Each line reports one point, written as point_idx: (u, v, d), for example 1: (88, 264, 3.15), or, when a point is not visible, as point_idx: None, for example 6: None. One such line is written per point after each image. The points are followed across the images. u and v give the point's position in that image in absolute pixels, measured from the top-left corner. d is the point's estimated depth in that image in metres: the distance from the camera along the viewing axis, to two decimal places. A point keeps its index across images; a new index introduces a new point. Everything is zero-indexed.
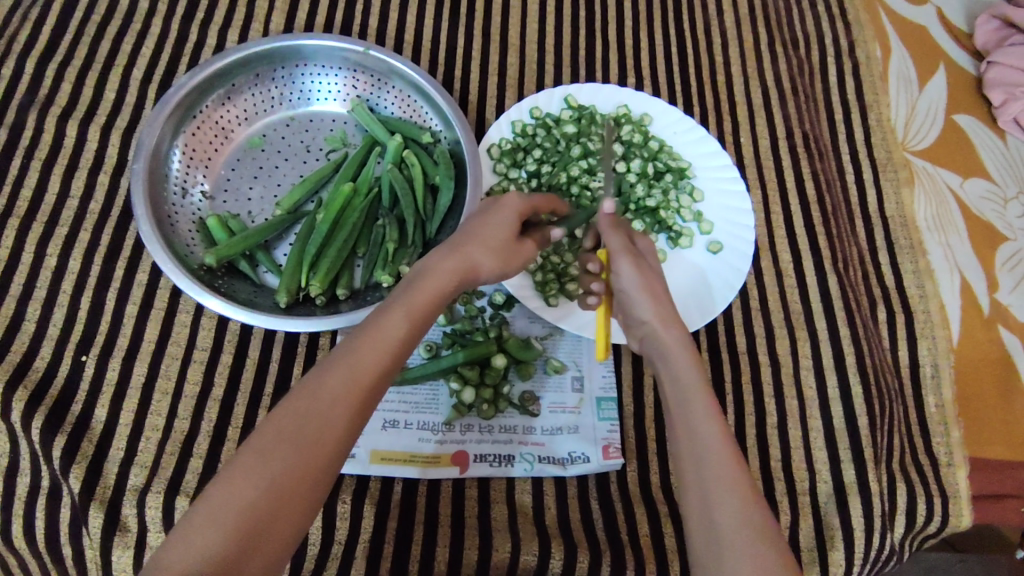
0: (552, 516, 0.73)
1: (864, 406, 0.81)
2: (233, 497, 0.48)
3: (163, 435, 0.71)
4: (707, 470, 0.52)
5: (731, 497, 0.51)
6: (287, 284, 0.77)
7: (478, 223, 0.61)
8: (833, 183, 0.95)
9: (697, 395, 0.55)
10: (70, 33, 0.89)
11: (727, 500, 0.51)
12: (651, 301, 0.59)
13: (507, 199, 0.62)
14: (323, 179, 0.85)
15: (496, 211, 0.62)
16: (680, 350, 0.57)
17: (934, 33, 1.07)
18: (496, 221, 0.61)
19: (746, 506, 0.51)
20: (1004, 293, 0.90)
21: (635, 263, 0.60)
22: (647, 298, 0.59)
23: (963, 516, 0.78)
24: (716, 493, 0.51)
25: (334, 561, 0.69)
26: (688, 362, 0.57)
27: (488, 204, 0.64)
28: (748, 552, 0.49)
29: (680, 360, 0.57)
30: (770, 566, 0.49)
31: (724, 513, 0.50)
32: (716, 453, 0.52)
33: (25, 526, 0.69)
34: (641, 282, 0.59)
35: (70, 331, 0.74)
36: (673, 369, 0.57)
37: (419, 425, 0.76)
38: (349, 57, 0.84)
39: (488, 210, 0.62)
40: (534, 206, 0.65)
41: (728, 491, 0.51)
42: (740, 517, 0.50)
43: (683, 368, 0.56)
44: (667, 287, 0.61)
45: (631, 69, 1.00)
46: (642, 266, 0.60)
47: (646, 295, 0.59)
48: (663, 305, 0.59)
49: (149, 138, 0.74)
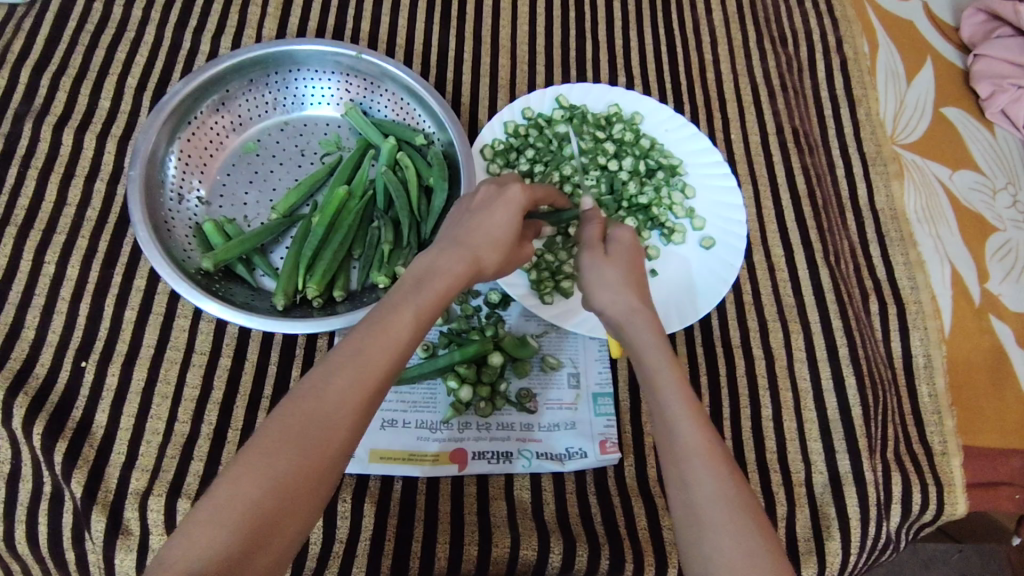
0: (551, 511, 0.74)
1: (857, 397, 0.82)
2: (237, 496, 0.48)
3: (164, 438, 0.72)
4: (681, 454, 0.53)
5: (707, 479, 0.52)
6: (285, 287, 0.78)
7: (485, 216, 0.61)
8: (824, 177, 0.96)
9: (666, 379, 0.56)
10: (64, 42, 0.90)
11: (704, 482, 0.52)
12: (614, 293, 0.61)
13: (511, 192, 0.62)
14: (318, 182, 0.85)
15: (498, 207, 0.61)
16: (648, 336, 0.59)
17: (920, 27, 1.08)
18: (499, 217, 0.61)
19: (724, 486, 0.52)
20: (994, 283, 0.91)
21: (596, 260, 0.63)
22: (609, 291, 0.61)
23: (958, 505, 0.78)
24: (693, 476, 0.53)
25: (335, 560, 0.69)
26: (655, 346, 0.58)
27: (491, 192, 0.63)
28: (728, 533, 0.51)
29: (649, 345, 0.58)
30: (749, 537, 0.50)
31: (702, 496, 0.52)
32: (688, 435, 0.54)
33: (28, 532, 0.70)
34: (603, 277, 0.62)
35: (70, 338, 0.75)
36: (641, 356, 0.58)
37: (417, 424, 0.76)
38: (341, 61, 0.85)
39: (491, 203, 0.62)
40: (535, 198, 0.65)
41: (704, 473, 0.52)
42: (718, 498, 0.52)
43: (650, 352, 0.58)
44: (636, 275, 0.63)
45: (621, 69, 1.01)
46: (603, 260, 0.63)
47: (608, 289, 0.61)
48: (625, 293, 0.61)
49: (145, 144, 0.75)
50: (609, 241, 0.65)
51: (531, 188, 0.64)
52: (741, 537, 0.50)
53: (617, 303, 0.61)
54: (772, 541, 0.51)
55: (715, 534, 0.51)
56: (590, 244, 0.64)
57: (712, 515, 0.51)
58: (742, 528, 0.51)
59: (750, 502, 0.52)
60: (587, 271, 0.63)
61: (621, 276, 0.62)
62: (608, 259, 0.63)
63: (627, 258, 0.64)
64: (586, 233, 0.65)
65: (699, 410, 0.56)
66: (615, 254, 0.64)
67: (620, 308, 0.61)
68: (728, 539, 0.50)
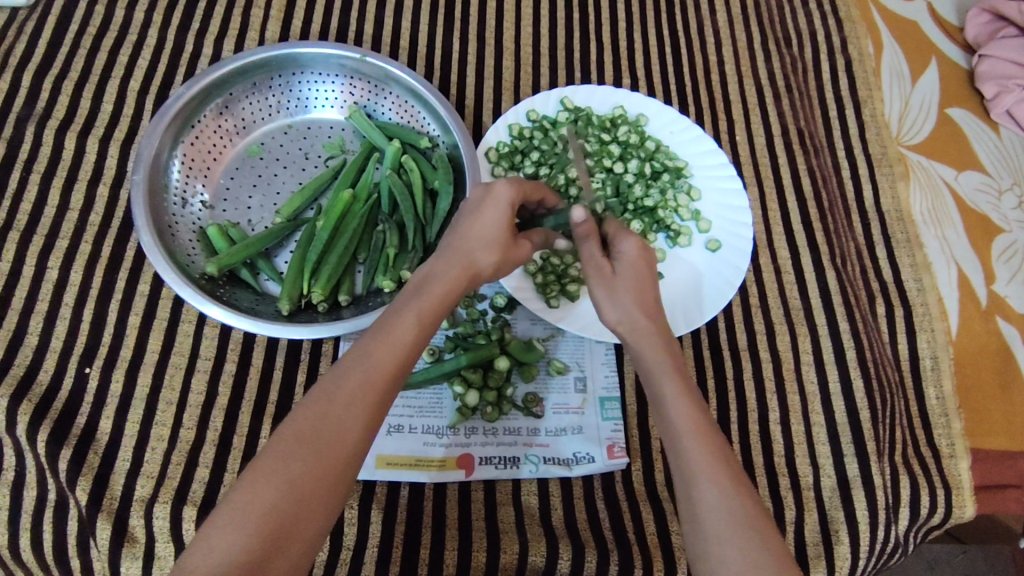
0: (559, 516, 0.74)
1: (865, 399, 0.82)
2: (254, 500, 0.49)
3: (169, 445, 0.71)
4: (685, 467, 0.56)
5: (712, 491, 0.54)
6: (289, 292, 0.78)
7: (473, 217, 0.60)
8: (829, 179, 0.96)
9: (670, 396, 0.59)
10: (66, 45, 0.89)
11: (708, 495, 0.54)
12: (620, 312, 0.63)
13: (499, 191, 0.61)
14: (322, 186, 0.85)
15: (487, 209, 0.60)
16: (651, 352, 0.61)
17: (924, 27, 1.07)
18: (490, 217, 0.60)
19: (728, 498, 0.54)
20: (1002, 284, 0.90)
21: (601, 280, 0.63)
22: (616, 309, 0.63)
23: (966, 507, 0.78)
24: (698, 489, 0.55)
25: (343, 567, 0.69)
26: (658, 361, 0.60)
27: (480, 194, 0.62)
28: (735, 545, 0.52)
29: (655, 361, 0.61)
30: (755, 550, 0.52)
31: (707, 510, 0.54)
32: (693, 449, 0.56)
33: (32, 540, 0.69)
34: (606, 295, 0.63)
35: (73, 344, 0.74)
36: (646, 373, 0.61)
37: (424, 430, 0.76)
38: (345, 64, 0.84)
39: (480, 204, 0.61)
40: (524, 194, 0.64)
41: (708, 487, 0.55)
42: (723, 511, 0.54)
43: (655, 368, 0.60)
44: (651, 289, 0.64)
45: (625, 70, 1.00)
46: (609, 280, 0.63)
47: (612, 306, 0.63)
48: (631, 312, 0.62)
49: (148, 148, 0.75)
50: (617, 256, 0.64)
51: (519, 182, 0.62)
52: (746, 546, 0.52)
53: (620, 318, 0.63)
54: (780, 552, 0.53)
55: (720, 546, 0.53)
56: (592, 262, 0.64)
57: (717, 527, 0.53)
58: (747, 542, 0.52)
59: (755, 511, 0.54)
60: (593, 289, 0.64)
61: (626, 294, 0.63)
62: (613, 277, 0.63)
63: (631, 272, 0.63)
64: (584, 251, 0.64)
65: (705, 423, 0.58)
66: (620, 270, 0.63)
67: (623, 325, 0.63)
68: (734, 550, 0.52)
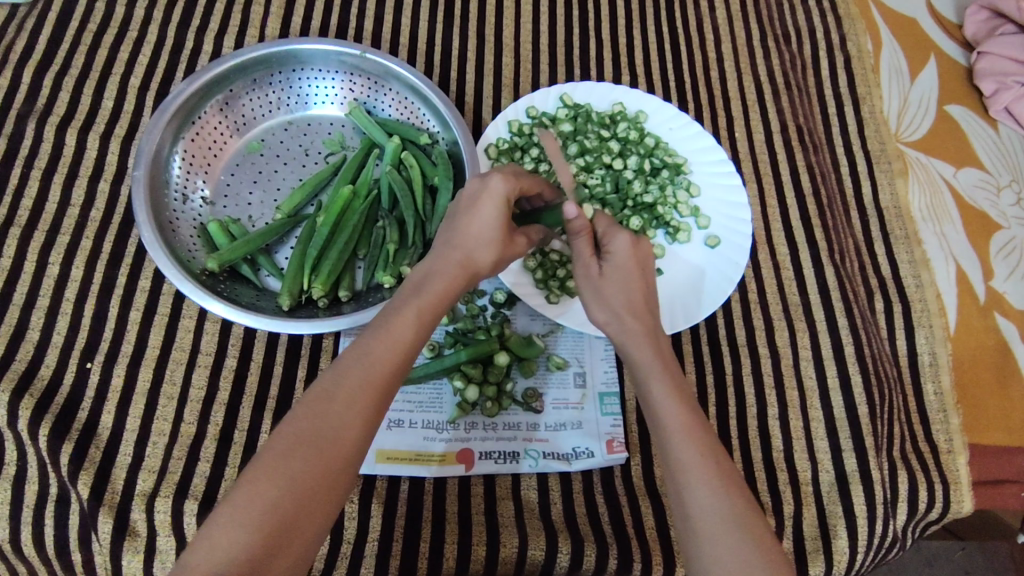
0: (558, 511, 0.74)
1: (863, 396, 0.82)
2: (256, 497, 0.49)
3: (170, 440, 0.71)
4: (677, 468, 0.56)
5: (701, 492, 0.55)
6: (290, 287, 0.78)
7: (469, 214, 0.59)
8: (828, 175, 0.96)
9: (659, 397, 0.59)
10: (67, 42, 0.89)
11: (698, 496, 0.55)
12: (609, 313, 0.63)
13: (493, 184, 0.59)
14: (323, 181, 0.85)
15: (481, 206, 0.59)
16: (641, 353, 0.61)
17: (923, 24, 1.08)
18: (485, 213, 0.59)
19: (718, 497, 0.55)
20: (999, 281, 0.90)
21: (588, 281, 0.64)
22: (604, 307, 0.63)
23: (964, 502, 0.79)
24: (689, 490, 0.55)
25: (343, 562, 0.69)
26: (649, 364, 0.60)
27: (475, 187, 0.61)
28: (725, 544, 0.53)
29: (644, 361, 0.61)
30: (745, 551, 0.53)
31: (697, 509, 0.55)
32: (684, 451, 0.56)
33: (33, 533, 0.70)
34: (594, 294, 0.64)
35: (74, 339, 0.74)
36: (638, 375, 0.61)
37: (424, 425, 0.76)
38: (345, 61, 0.84)
39: (476, 199, 0.59)
40: (521, 187, 0.62)
41: (698, 488, 0.55)
42: (713, 510, 0.54)
43: (645, 370, 0.60)
44: (643, 285, 0.63)
45: (625, 67, 1.01)
46: (595, 280, 0.63)
47: (601, 304, 0.63)
48: (620, 313, 0.62)
49: (148, 145, 0.75)
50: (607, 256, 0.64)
51: (515, 178, 0.61)
52: (736, 546, 0.53)
53: (608, 317, 0.63)
54: (772, 551, 0.53)
55: (710, 545, 0.53)
56: (580, 262, 0.64)
57: (706, 526, 0.54)
58: (738, 543, 0.53)
59: (746, 511, 0.55)
60: (582, 287, 0.65)
61: (613, 293, 0.62)
62: (601, 277, 0.63)
63: (622, 275, 0.62)
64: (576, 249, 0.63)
65: (694, 422, 0.58)
66: (608, 272, 0.63)
67: (613, 325, 0.63)
68: (725, 549, 0.53)
